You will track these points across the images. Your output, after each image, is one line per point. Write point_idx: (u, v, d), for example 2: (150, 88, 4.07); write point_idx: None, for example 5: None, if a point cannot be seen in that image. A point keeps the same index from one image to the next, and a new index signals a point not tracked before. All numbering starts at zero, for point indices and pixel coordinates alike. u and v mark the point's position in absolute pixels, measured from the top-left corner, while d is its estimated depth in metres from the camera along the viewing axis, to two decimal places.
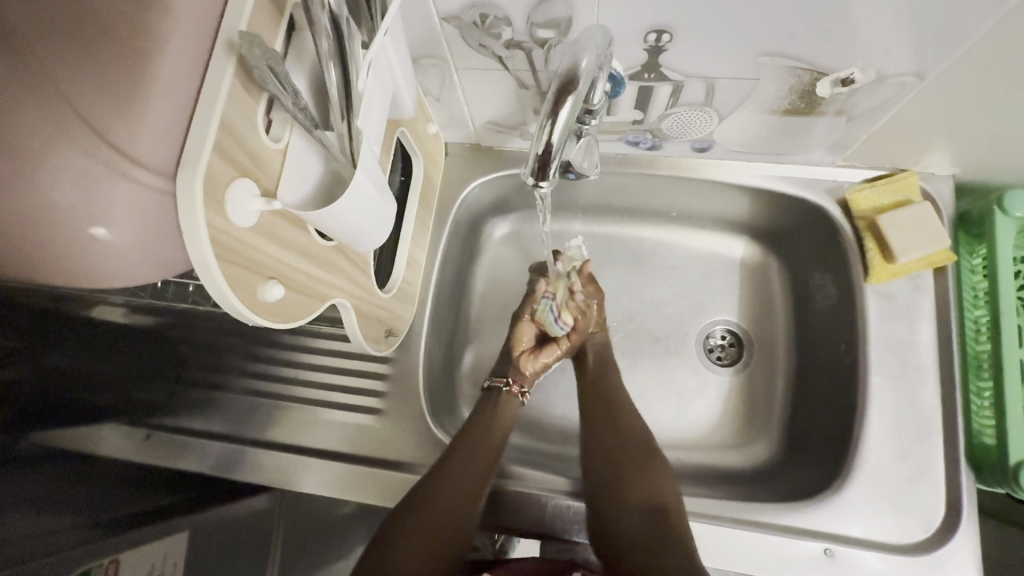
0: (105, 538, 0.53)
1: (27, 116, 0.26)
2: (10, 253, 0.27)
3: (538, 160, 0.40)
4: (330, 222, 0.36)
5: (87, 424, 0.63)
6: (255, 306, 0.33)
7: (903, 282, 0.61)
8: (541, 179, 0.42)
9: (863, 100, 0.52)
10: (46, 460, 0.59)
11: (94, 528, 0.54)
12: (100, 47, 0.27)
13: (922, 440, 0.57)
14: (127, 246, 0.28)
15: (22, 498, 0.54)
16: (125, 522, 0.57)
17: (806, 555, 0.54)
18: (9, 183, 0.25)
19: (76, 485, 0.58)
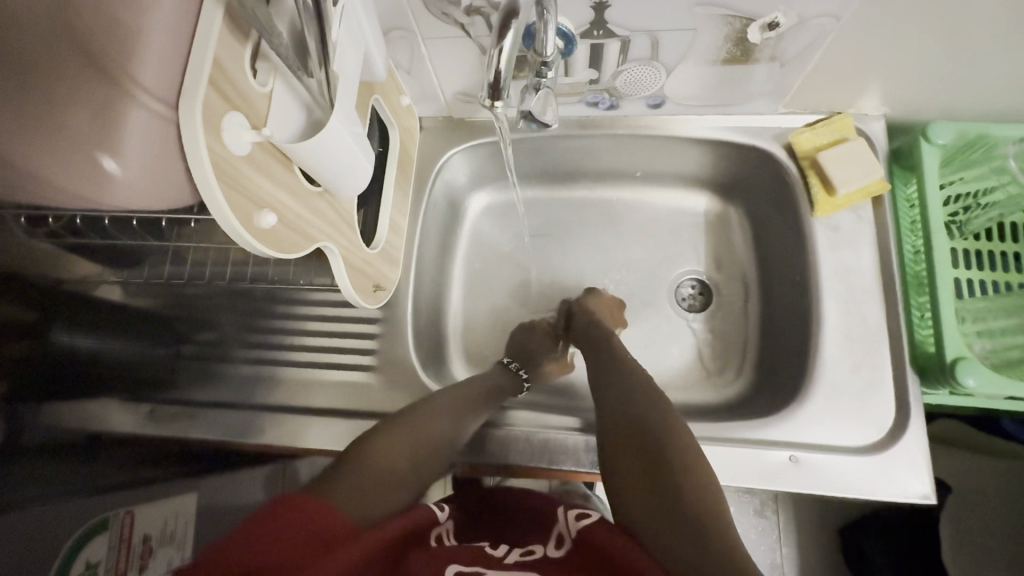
0: (108, 497, 0.58)
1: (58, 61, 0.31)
2: (42, 177, 0.32)
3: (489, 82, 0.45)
4: (314, 158, 0.40)
5: (93, 400, 0.64)
6: (255, 233, 0.37)
7: (846, 214, 0.67)
8: (496, 99, 0.46)
9: (792, 43, 0.57)
10: (62, 442, 0.57)
11: (99, 492, 0.58)
12: (109, 0, 0.31)
13: (871, 353, 0.62)
14: (138, 172, 0.32)
15: (39, 469, 0.54)
16: (125, 486, 0.61)
17: (774, 463, 0.59)
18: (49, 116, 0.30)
19: (88, 459, 0.59)
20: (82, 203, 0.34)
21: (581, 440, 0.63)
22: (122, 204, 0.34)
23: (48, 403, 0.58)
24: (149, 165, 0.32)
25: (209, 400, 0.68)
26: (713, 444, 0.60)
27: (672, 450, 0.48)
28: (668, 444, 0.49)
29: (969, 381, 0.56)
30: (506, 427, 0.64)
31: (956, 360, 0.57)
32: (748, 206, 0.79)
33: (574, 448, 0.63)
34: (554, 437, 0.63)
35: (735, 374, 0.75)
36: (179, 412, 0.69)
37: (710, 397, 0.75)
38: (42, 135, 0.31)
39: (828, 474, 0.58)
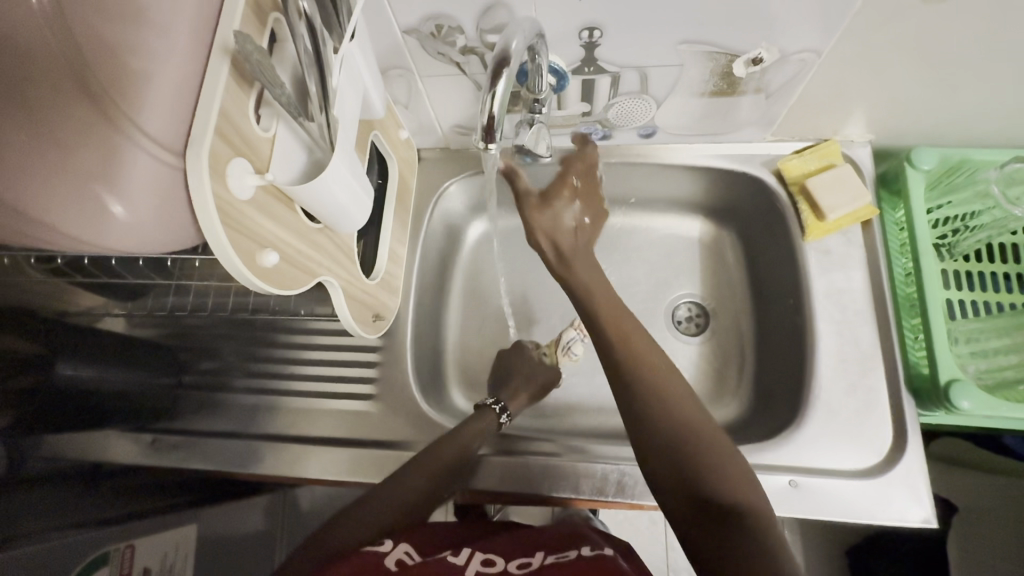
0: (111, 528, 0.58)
1: (49, 105, 0.31)
2: (39, 226, 0.33)
3: (483, 126, 0.46)
4: (315, 198, 0.42)
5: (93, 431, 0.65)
6: (256, 271, 0.38)
7: (836, 238, 0.69)
8: (490, 143, 0.48)
9: (775, 77, 0.59)
10: (53, 480, 0.57)
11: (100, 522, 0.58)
12: (106, 51, 0.32)
13: (865, 375, 0.63)
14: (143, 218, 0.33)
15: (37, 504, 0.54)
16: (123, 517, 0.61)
17: (774, 487, 0.59)
18: (45, 163, 0.31)
19: (84, 495, 0.59)
20: (88, 248, 0.35)
21: (580, 466, 0.63)
22: (130, 248, 0.36)
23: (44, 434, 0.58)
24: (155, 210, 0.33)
25: (210, 430, 0.68)
26: None
27: (683, 436, 0.46)
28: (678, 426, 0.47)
29: (964, 403, 0.56)
30: (506, 454, 0.65)
31: (950, 382, 0.58)
32: (741, 230, 0.80)
33: (574, 475, 0.63)
34: (554, 464, 0.64)
35: (733, 397, 0.76)
36: (180, 442, 0.67)
37: None
38: (31, 180, 0.31)
39: (828, 497, 0.58)
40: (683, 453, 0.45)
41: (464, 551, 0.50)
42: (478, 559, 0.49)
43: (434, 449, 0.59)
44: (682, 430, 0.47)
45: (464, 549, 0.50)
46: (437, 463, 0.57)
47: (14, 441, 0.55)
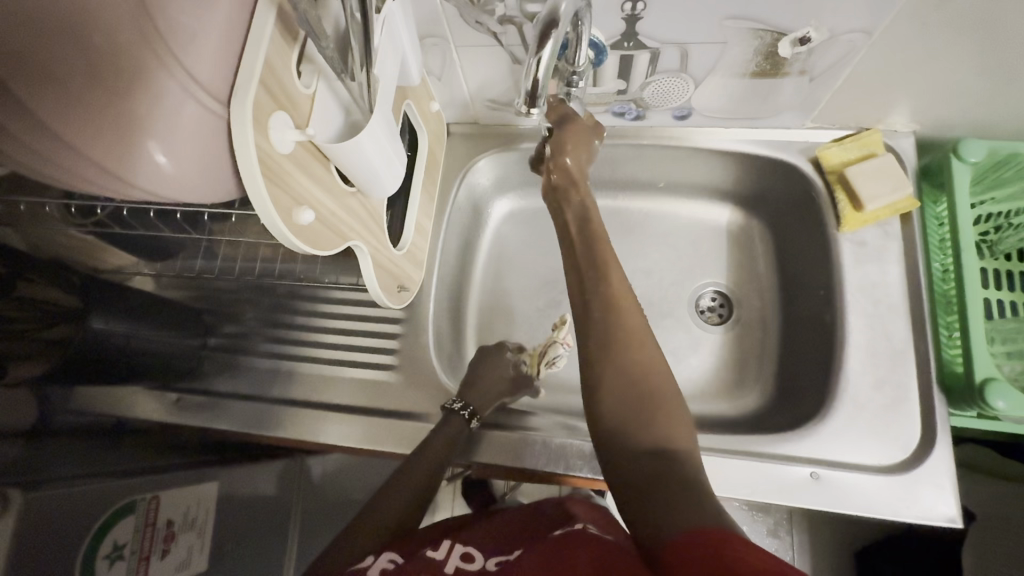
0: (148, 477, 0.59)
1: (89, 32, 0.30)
2: (87, 167, 0.32)
3: (527, 91, 0.46)
4: (351, 158, 0.42)
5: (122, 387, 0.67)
6: (291, 227, 0.38)
7: (872, 230, 0.67)
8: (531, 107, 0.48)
9: (822, 58, 0.57)
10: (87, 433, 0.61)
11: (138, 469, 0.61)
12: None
13: (896, 370, 0.61)
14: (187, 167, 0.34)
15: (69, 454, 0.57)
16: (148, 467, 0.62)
17: (794, 478, 0.58)
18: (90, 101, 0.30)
19: (110, 449, 0.61)
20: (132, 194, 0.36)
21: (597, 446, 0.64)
22: (169, 197, 0.36)
23: (87, 382, 0.63)
24: (199, 157, 0.34)
25: (233, 393, 0.70)
26: (731, 456, 0.60)
27: (625, 396, 0.44)
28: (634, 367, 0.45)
29: (999, 403, 0.55)
30: (521, 433, 0.65)
31: (985, 381, 0.56)
32: (772, 220, 0.79)
33: (591, 455, 0.63)
34: (572, 444, 0.64)
35: (754, 388, 0.75)
36: (204, 403, 0.68)
37: (729, 409, 0.74)
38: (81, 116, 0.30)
39: (850, 491, 0.57)
40: (634, 399, 0.44)
41: (444, 545, 0.50)
42: (457, 554, 0.49)
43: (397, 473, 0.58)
44: (635, 381, 0.44)
45: (445, 543, 0.51)
46: (405, 489, 0.56)
47: (46, 394, 0.58)
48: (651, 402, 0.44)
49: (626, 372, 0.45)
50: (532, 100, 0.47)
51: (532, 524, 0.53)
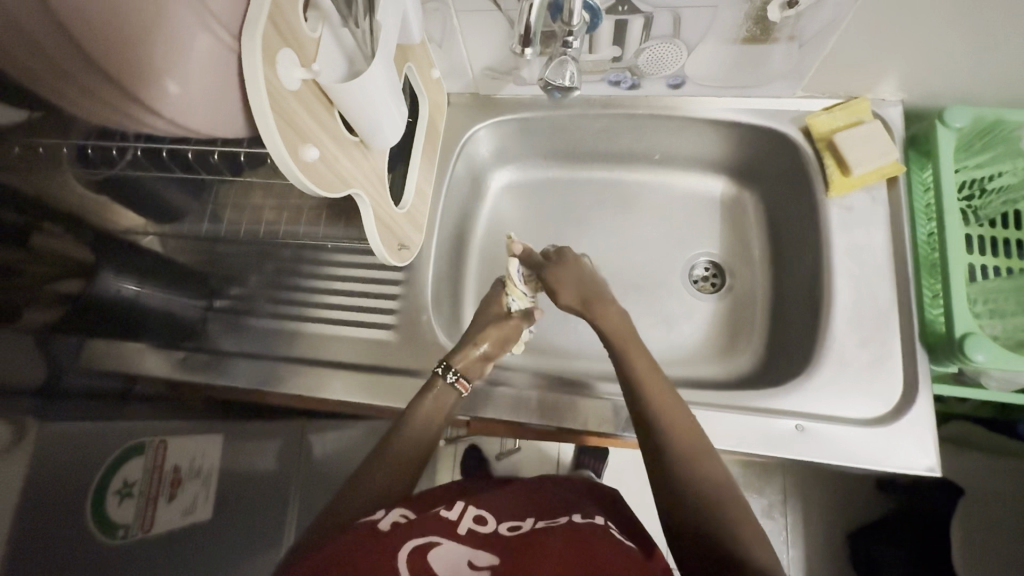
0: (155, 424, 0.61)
1: None
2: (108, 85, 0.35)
3: (522, 31, 0.49)
4: (354, 102, 0.44)
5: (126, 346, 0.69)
6: (299, 164, 0.40)
7: (860, 195, 0.69)
8: (525, 46, 0.50)
9: (810, 23, 0.59)
10: (83, 394, 0.61)
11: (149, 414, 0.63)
12: None
13: (881, 329, 0.63)
14: (198, 93, 0.36)
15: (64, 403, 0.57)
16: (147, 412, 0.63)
17: (781, 431, 0.60)
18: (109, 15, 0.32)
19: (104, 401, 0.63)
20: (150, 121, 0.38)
21: (590, 401, 0.66)
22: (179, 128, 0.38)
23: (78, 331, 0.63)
24: (208, 89, 0.36)
25: (237, 351, 0.72)
26: (720, 410, 0.62)
27: (668, 409, 0.54)
28: (668, 394, 0.56)
29: (978, 356, 0.57)
30: (517, 388, 0.67)
31: (966, 335, 0.58)
32: (764, 191, 0.81)
33: (584, 409, 0.65)
34: (566, 399, 0.66)
35: (746, 353, 0.77)
36: (207, 361, 0.70)
37: (720, 373, 0.76)
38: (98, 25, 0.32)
39: (835, 443, 0.59)
40: (673, 414, 0.54)
41: (456, 505, 0.52)
42: (470, 515, 0.51)
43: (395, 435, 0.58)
44: (673, 401, 0.55)
45: (458, 504, 0.52)
46: (410, 451, 0.57)
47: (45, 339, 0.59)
48: (689, 428, 0.53)
49: (666, 396, 0.55)
50: (526, 39, 0.50)
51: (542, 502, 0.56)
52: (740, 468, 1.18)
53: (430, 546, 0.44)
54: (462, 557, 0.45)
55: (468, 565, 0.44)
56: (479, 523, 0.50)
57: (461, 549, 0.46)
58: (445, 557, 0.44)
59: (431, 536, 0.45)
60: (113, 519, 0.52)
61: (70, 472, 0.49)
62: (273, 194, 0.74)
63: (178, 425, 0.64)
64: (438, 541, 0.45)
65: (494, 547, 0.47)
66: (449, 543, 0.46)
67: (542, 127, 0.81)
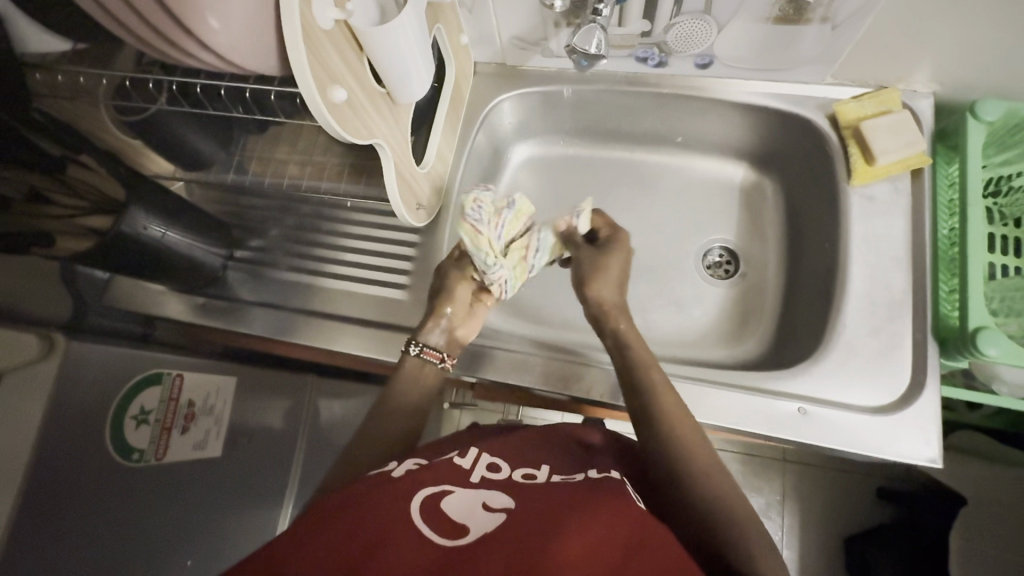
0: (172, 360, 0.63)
1: None
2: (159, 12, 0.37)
3: None
4: (383, 48, 0.45)
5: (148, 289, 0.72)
6: (327, 103, 0.41)
7: (883, 185, 0.68)
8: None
9: (845, 4, 0.58)
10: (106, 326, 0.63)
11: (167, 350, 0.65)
12: None
13: (893, 319, 0.63)
14: (237, 29, 0.38)
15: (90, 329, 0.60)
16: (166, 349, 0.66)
17: (783, 412, 0.60)
18: None
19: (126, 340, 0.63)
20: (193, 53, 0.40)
21: (595, 371, 0.67)
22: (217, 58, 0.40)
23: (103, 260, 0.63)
24: (246, 24, 0.38)
25: (254, 300, 0.74)
26: (723, 388, 0.62)
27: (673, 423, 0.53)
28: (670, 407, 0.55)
29: (991, 350, 0.56)
30: (524, 353, 0.68)
31: (979, 329, 0.57)
32: (785, 178, 0.80)
33: (588, 378, 0.66)
34: (571, 367, 0.67)
35: (754, 340, 0.77)
36: (225, 307, 0.73)
37: (728, 357, 0.77)
38: None
39: (837, 428, 0.59)
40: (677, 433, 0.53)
41: (471, 454, 0.52)
42: (484, 463, 0.51)
43: (386, 402, 0.60)
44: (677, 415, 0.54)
45: (472, 452, 0.53)
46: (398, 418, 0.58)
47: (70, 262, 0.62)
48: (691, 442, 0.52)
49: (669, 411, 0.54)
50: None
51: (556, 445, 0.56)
52: (740, 464, 1.20)
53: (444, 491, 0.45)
54: (477, 501, 0.45)
55: (483, 508, 0.44)
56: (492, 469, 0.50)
57: (475, 494, 0.46)
58: (459, 504, 0.44)
59: (439, 483, 0.46)
60: (130, 443, 0.55)
61: (92, 392, 0.51)
62: (299, 150, 0.76)
63: (194, 364, 0.66)
64: (452, 490, 0.45)
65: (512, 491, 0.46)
66: (463, 491, 0.46)
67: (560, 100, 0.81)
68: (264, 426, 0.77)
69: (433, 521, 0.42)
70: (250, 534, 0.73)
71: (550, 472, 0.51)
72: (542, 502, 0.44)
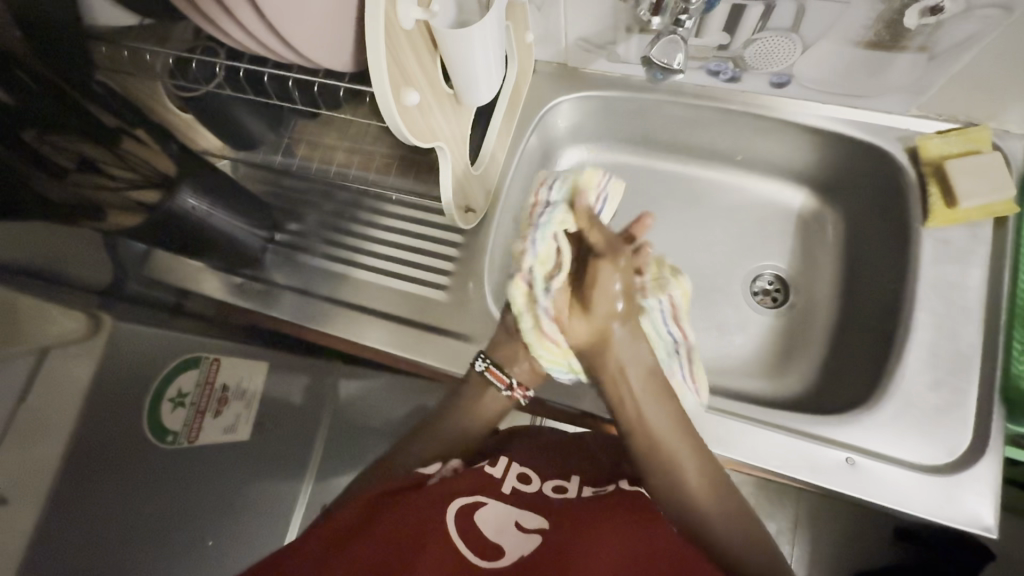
0: (208, 342, 0.63)
1: None
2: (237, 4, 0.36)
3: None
4: (458, 50, 0.42)
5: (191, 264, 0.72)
6: (399, 105, 0.39)
7: (960, 230, 0.64)
8: (654, 14, 0.54)
9: (948, 36, 0.54)
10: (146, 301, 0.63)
11: (203, 330, 0.65)
12: None
13: (957, 374, 0.59)
14: (311, 26, 0.36)
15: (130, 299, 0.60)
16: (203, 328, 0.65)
17: (829, 461, 0.58)
18: None
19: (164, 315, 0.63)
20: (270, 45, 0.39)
21: None
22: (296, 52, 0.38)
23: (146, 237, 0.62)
24: (325, 19, 0.36)
25: (289, 285, 0.73)
26: (769, 429, 0.60)
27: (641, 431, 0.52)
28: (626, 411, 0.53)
29: None
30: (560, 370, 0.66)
31: None
32: (849, 210, 0.76)
33: None
34: None
35: (798, 375, 0.74)
36: (259, 290, 0.72)
37: (767, 390, 0.74)
38: None
39: (885, 484, 0.57)
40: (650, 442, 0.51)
41: (502, 462, 0.54)
42: (515, 473, 0.53)
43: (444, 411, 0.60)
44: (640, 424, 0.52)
45: (504, 461, 0.54)
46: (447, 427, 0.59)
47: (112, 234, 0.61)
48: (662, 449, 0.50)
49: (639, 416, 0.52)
50: (656, 8, 0.54)
51: (580, 456, 0.58)
52: (754, 488, 1.17)
53: (474, 507, 0.46)
54: (509, 519, 0.46)
55: (516, 528, 0.45)
56: (523, 481, 0.52)
57: (509, 512, 0.47)
58: (492, 519, 0.46)
59: (471, 495, 0.48)
60: (165, 424, 0.54)
61: (134, 372, 0.51)
62: (348, 136, 0.74)
63: (227, 348, 0.65)
64: (484, 503, 0.47)
65: (545, 509, 0.48)
66: (496, 504, 0.47)
67: (632, 104, 0.77)
68: (290, 411, 0.76)
69: (465, 540, 0.44)
70: (266, 515, 0.74)
71: (580, 484, 0.53)
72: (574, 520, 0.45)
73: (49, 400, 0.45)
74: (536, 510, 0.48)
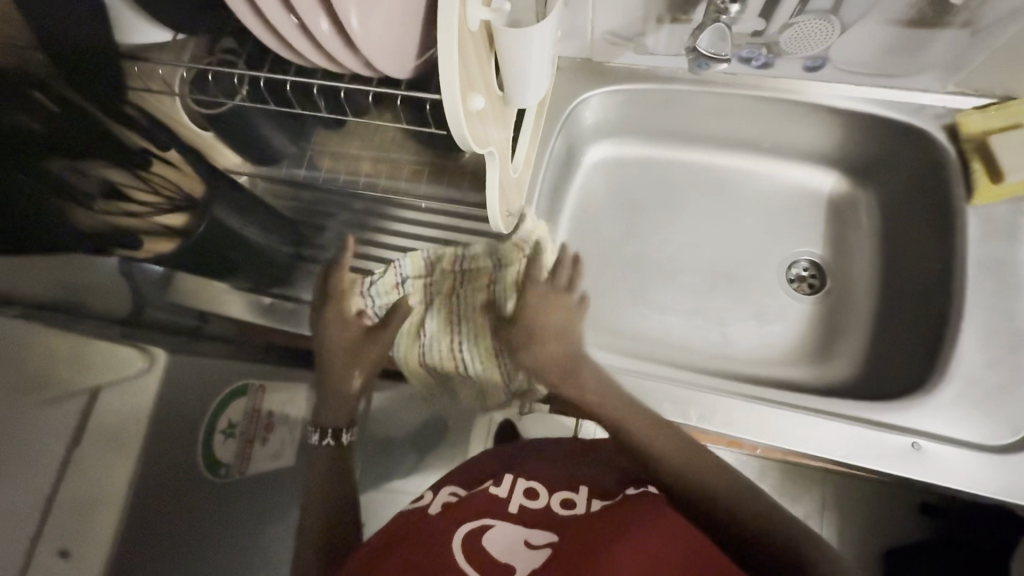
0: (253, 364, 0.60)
1: None
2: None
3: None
4: (518, 50, 0.41)
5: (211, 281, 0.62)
6: (467, 109, 0.37)
7: (1004, 205, 0.63)
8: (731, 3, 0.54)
9: (994, 8, 0.56)
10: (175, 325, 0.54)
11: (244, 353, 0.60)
12: None
13: (1015, 351, 0.59)
14: (371, 30, 0.34)
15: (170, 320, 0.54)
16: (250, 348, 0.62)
17: (895, 447, 0.57)
18: None
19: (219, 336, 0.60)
20: (330, 50, 0.38)
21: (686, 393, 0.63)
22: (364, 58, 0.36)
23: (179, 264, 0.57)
24: (385, 20, 0.35)
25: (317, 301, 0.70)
26: (831, 418, 0.59)
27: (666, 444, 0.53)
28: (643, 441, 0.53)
29: None
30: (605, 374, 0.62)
31: None
32: (882, 191, 0.76)
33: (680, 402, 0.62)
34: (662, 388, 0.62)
35: (844, 360, 0.73)
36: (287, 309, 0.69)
37: (813, 377, 0.73)
38: None
39: (953, 468, 0.56)
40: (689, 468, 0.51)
41: (505, 481, 0.50)
42: (521, 490, 0.49)
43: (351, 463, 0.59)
44: (681, 445, 0.53)
45: (507, 480, 0.50)
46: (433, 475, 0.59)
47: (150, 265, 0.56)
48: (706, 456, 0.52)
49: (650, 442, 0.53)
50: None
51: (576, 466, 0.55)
52: None
53: (479, 533, 0.42)
54: (519, 538, 0.43)
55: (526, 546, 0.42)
56: (531, 498, 0.48)
57: (517, 533, 0.44)
58: (502, 542, 0.42)
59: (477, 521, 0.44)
60: (218, 457, 0.52)
61: (185, 404, 0.49)
62: (371, 145, 0.72)
63: (267, 372, 0.61)
64: (488, 525, 0.44)
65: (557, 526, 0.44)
66: (500, 525, 0.44)
67: (659, 96, 0.75)
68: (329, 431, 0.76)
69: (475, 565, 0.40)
70: None
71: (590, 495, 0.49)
72: (589, 536, 0.41)
73: (102, 456, 0.43)
74: (543, 526, 0.45)
